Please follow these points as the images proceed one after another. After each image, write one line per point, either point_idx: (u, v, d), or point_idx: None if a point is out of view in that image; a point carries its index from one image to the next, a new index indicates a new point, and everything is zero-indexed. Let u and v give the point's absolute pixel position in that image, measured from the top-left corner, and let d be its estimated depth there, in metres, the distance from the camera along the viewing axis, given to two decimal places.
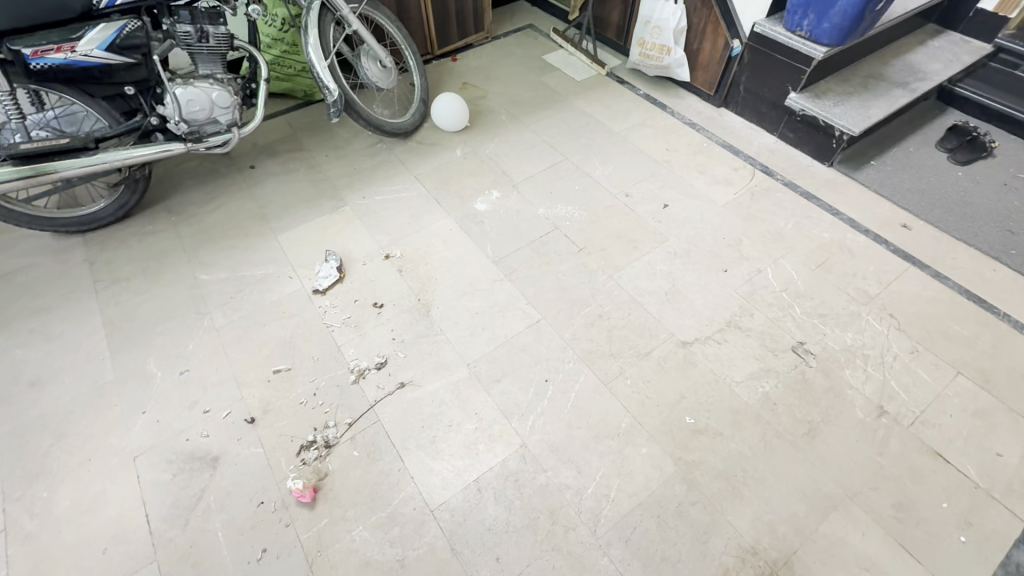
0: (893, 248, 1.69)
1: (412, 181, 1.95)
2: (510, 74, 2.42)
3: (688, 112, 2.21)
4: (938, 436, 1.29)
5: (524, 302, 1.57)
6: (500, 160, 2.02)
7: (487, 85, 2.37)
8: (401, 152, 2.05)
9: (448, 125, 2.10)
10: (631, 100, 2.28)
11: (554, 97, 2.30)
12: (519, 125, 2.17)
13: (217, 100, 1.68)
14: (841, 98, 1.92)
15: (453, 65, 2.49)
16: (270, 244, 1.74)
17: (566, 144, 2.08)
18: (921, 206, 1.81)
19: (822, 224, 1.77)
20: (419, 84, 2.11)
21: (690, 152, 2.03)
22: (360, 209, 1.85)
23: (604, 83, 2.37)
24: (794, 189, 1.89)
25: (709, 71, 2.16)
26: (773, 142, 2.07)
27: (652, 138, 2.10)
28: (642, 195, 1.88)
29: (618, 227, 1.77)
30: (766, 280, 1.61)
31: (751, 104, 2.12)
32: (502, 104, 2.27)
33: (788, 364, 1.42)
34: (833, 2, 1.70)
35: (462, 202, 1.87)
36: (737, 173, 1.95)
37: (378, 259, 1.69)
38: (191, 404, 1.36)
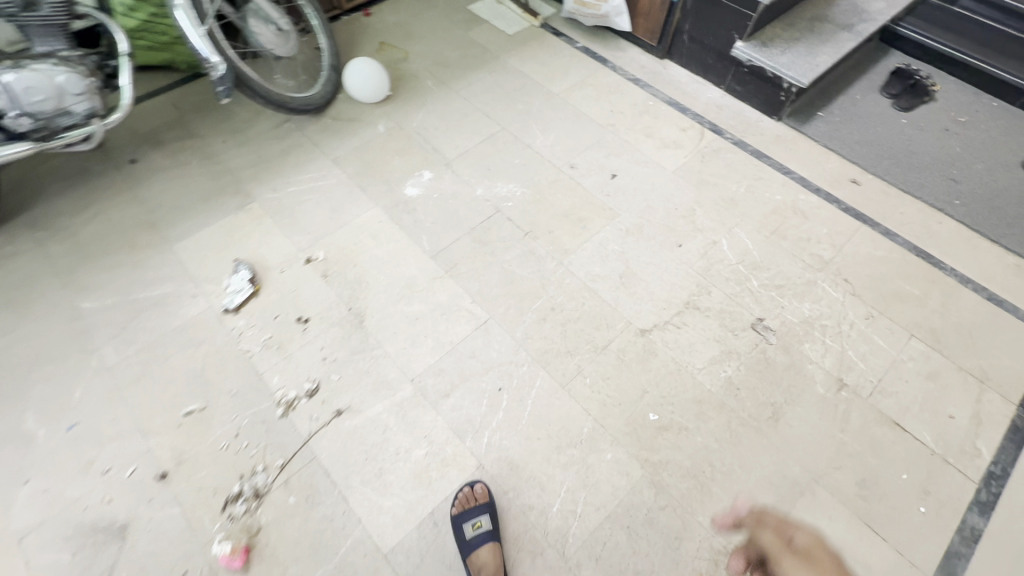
0: (844, 207, 1.65)
1: (330, 167, 1.70)
2: (434, 31, 2.15)
3: (630, 67, 2.04)
4: (896, 405, 1.28)
5: (468, 301, 1.42)
6: (430, 135, 1.80)
7: (408, 45, 2.09)
8: (314, 133, 1.79)
9: (366, 96, 1.84)
10: (569, 54, 2.07)
11: (485, 56, 2.07)
12: (446, 92, 1.94)
13: (67, 86, 1.34)
14: (788, 45, 1.79)
15: (366, 22, 2.17)
16: (166, 257, 1.48)
17: (502, 112, 1.88)
18: (869, 159, 1.76)
19: (774, 186, 1.69)
20: (326, 48, 1.81)
21: (636, 113, 1.88)
22: (272, 205, 1.61)
23: (538, 36, 2.14)
24: (744, 148, 1.79)
25: (650, 19, 1.98)
26: (720, 96, 1.94)
27: (594, 98, 1.93)
28: (588, 165, 1.72)
29: (565, 205, 1.62)
30: (721, 253, 1.53)
31: (696, 55, 1.97)
32: (427, 67, 2.01)
33: (748, 343, 1.37)
34: None
35: (389, 188, 1.65)
36: (685, 134, 1.82)
37: (298, 265, 1.47)
38: (85, 465, 1.15)
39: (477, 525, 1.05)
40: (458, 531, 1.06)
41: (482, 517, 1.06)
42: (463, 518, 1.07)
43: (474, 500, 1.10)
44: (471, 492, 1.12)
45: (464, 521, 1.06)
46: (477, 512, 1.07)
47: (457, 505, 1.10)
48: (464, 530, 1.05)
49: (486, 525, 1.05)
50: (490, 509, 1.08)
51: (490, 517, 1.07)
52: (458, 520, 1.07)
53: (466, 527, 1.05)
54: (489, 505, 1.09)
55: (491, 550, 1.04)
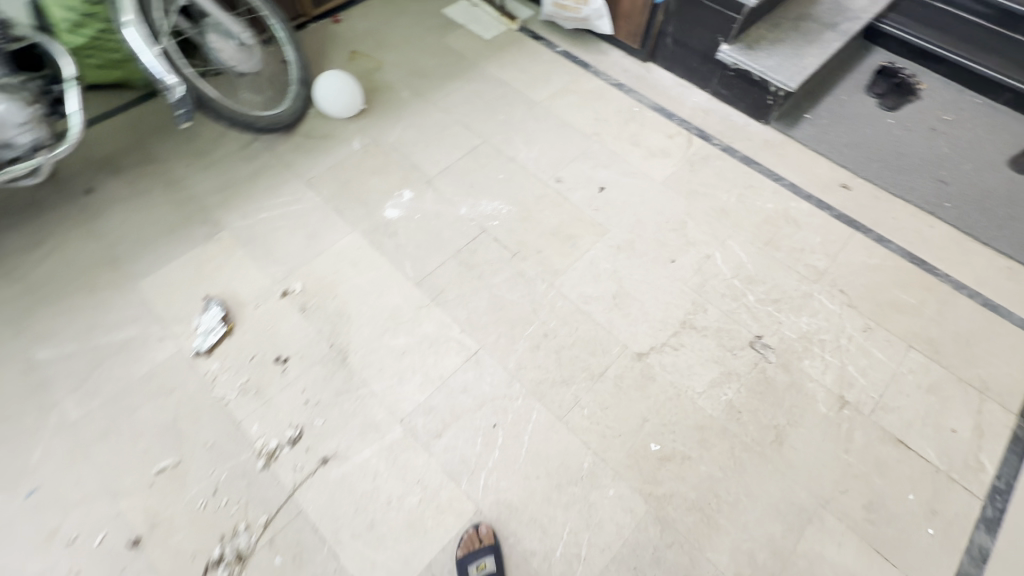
0: (836, 213, 1.62)
1: (304, 190, 1.61)
2: (408, 39, 2.06)
3: (613, 71, 1.98)
4: (898, 421, 1.26)
5: (457, 331, 1.35)
6: (408, 150, 1.72)
7: (381, 54, 2.00)
8: (285, 153, 1.69)
9: (339, 112, 1.74)
10: (549, 59, 2.00)
11: (463, 64, 1.99)
12: (424, 104, 1.86)
13: (7, 116, 1.23)
14: (774, 47, 1.74)
15: (336, 30, 2.07)
16: (130, 296, 1.38)
17: (482, 124, 1.80)
18: (858, 162, 1.74)
19: (765, 194, 1.65)
20: (293, 61, 1.70)
21: (621, 120, 1.82)
22: (242, 233, 1.51)
23: (517, 40, 2.06)
24: (733, 154, 1.75)
25: (632, 21, 1.91)
26: (706, 100, 1.89)
27: (578, 106, 1.86)
28: (575, 179, 1.66)
29: (554, 222, 1.56)
30: (715, 267, 1.49)
31: (680, 57, 1.91)
32: (402, 78, 1.92)
33: (747, 363, 1.33)
34: None
35: (367, 211, 1.57)
36: (672, 142, 1.77)
37: (273, 299, 1.39)
38: (49, 535, 1.06)
39: (482, 566, 1.02)
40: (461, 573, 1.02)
41: (486, 558, 1.03)
42: (467, 559, 1.03)
43: (479, 541, 1.07)
44: (475, 533, 1.08)
45: (469, 563, 1.02)
46: (482, 554, 1.04)
47: (461, 547, 1.06)
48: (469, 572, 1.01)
49: (490, 567, 1.02)
50: (496, 551, 1.05)
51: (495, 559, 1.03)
52: (461, 562, 1.03)
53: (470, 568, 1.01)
54: (494, 546, 1.05)
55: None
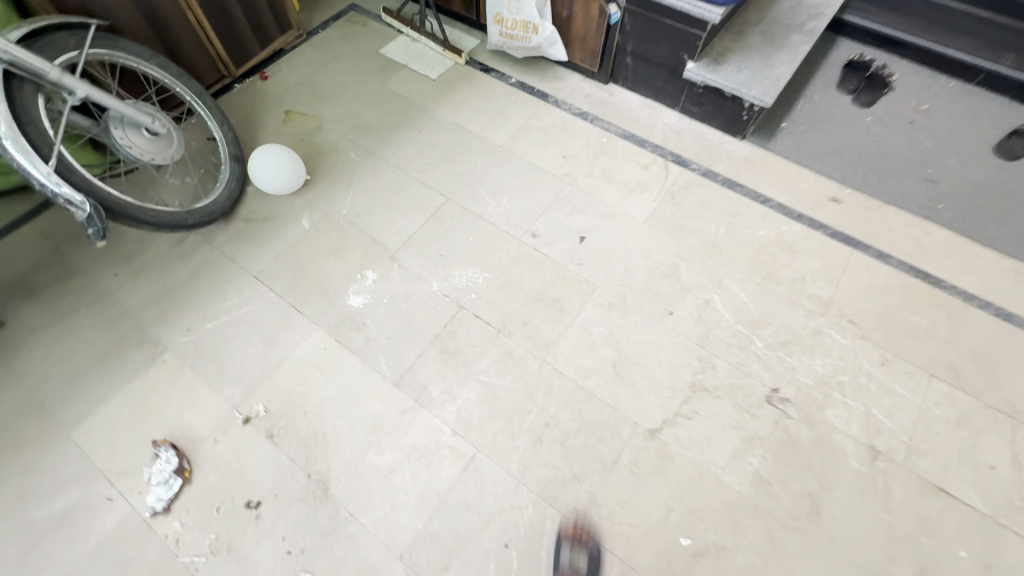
0: (830, 232, 1.52)
1: (252, 287, 1.43)
2: (346, 88, 1.87)
3: (574, 98, 1.84)
4: (933, 465, 1.17)
5: (448, 434, 1.21)
6: (365, 221, 1.55)
7: (320, 110, 1.81)
8: (225, 244, 1.50)
9: (280, 187, 1.55)
10: (503, 94, 1.85)
11: (410, 110, 1.81)
12: (374, 163, 1.68)
13: None
14: (742, 59, 1.63)
15: (265, 88, 1.87)
16: (65, 450, 1.19)
17: (442, 178, 1.64)
18: (843, 170, 1.65)
19: (754, 220, 1.55)
20: (220, 138, 1.54)
21: (591, 154, 1.69)
22: (188, 351, 1.33)
23: (466, 76, 1.90)
24: (714, 179, 1.63)
25: (587, 44, 1.77)
26: (676, 119, 1.77)
27: (542, 144, 1.71)
28: (552, 231, 1.52)
29: (536, 286, 1.42)
30: (716, 313, 1.38)
31: (643, 77, 1.78)
32: (347, 135, 1.74)
33: (768, 423, 1.22)
34: None
35: (329, 302, 1.40)
36: (649, 173, 1.64)
37: (234, 429, 1.22)
38: None
39: (573, 558, 1.06)
40: (552, 553, 1.07)
41: (580, 552, 1.06)
42: (564, 542, 1.08)
43: (586, 536, 1.09)
44: (583, 528, 1.10)
45: (563, 549, 1.07)
46: (583, 548, 1.07)
47: (566, 527, 1.10)
48: (560, 556, 1.06)
49: (580, 567, 1.04)
50: (595, 551, 1.07)
51: (589, 559, 1.06)
52: (561, 541, 1.08)
53: (562, 554, 1.06)
54: (592, 544, 1.07)
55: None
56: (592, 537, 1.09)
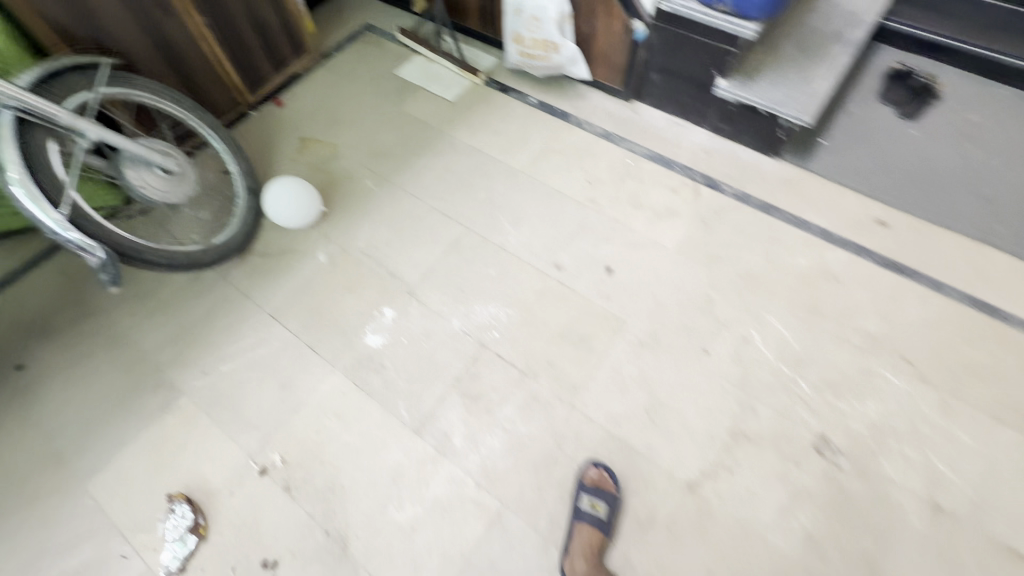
0: (878, 259, 1.42)
1: (268, 326, 1.38)
2: (362, 112, 1.82)
3: (597, 117, 1.76)
4: (1005, 525, 1.07)
5: (472, 487, 1.15)
6: (382, 254, 1.49)
7: (335, 135, 1.76)
8: (241, 281, 1.46)
9: (296, 221, 1.50)
10: (523, 115, 1.78)
11: (427, 134, 1.75)
12: (391, 191, 1.63)
13: None
14: (777, 74, 1.53)
15: (280, 115, 1.83)
16: (81, 502, 1.16)
17: (461, 206, 1.57)
18: (889, 189, 1.54)
19: (794, 247, 1.45)
20: (235, 170, 1.50)
21: (617, 178, 1.61)
22: (203, 396, 1.29)
23: (483, 96, 1.84)
24: (748, 202, 1.54)
25: (610, 63, 1.71)
26: (706, 138, 1.68)
27: (565, 168, 1.64)
28: (577, 262, 1.45)
29: (562, 323, 1.35)
30: (756, 351, 1.28)
31: (669, 94, 1.69)
32: (362, 162, 1.69)
33: (817, 475, 1.13)
34: None
35: (346, 342, 1.35)
36: (678, 197, 1.56)
37: (250, 480, 1.17)
38: None
39: (594, 505, 1.08)
40: (574, 499, 1.09)
41: (601, 501, 1.08)
42: (585, 489, 1.10)
43: (607, 486, 1.11)
44: (603, 478, 1.12)
45: (585, 496, 1.09)
46: (603, 497, 1.09)
47: (589, 476, 1.13)
48: (581, 502, 1.08)
49: (600, 515, 1.07)
50: (615, 502, 1.09)
51: (609, 508, 1.08)
52: (582, 488, 1.10)
53: (583, 500, 1.08)
54: (613, 495, 1.09)
55: (584, 531, 1.05)
56: (612, 486, 1.11)
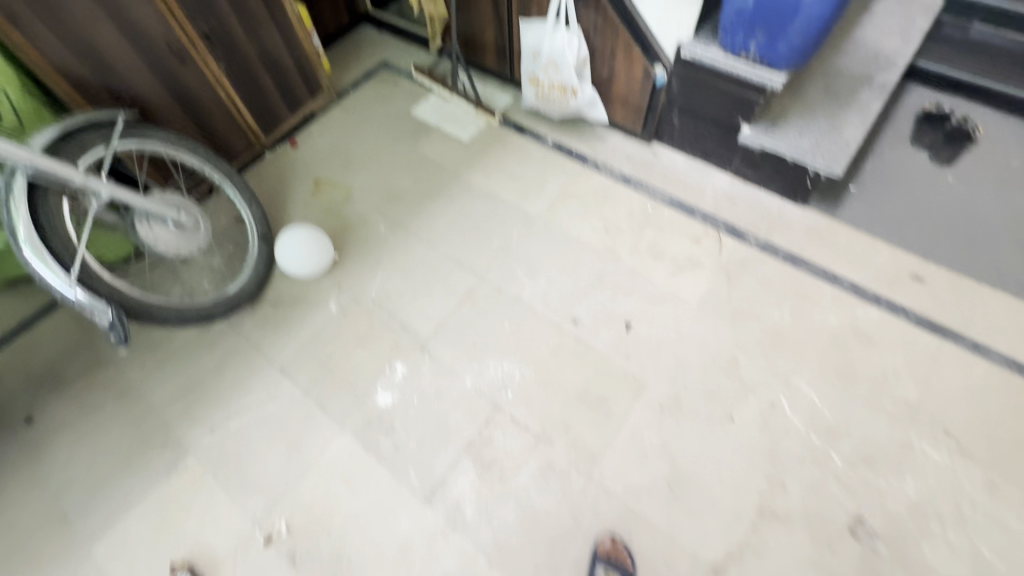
0: (913, 318, 1.34)
1: (278, 381, 1.36)
2: (377, 154, 1.81)
3: (615, 160, 1.71)
4: None
5: (484, 564, 1.10)
6: (395, 305, 1.46)
7: (349, 178, 1.75)
8: (251, 331, 1.44)
9: (307, 271, 1.48)
10: (540, 157, 1.75)
11: (442, 177, 1.72)
12: (405, 237, 1.60)
13: None
14: (805, 121, 1.47)
15: (295, 156, 1.82)
16: (84, 568, 1.14)
17: (476, 254, 1.54)
18: (926, 241, 1.46)
19: (822, 303, 1.38)
20: (249, 218, 1.48)
21: (636, 226, 1.56)
22: (210, 455, 1.26)
23: (499, 137, 1.81)
24: (774, 253, 1.48)
25: (629, 105, 1.66)
26: (729, 183, 1.62)
27: (582, 214, 1.60)
28: (595, 316, 1.40)
29: (579, 383, 1.30)
30: (784, 419, 1.22)
31: (691, 137, 1.64)
32: (376, 206, 1.67)
33: (852, 562, 1.06)
34: (792, 17, 1.19)
35: (356, 400, 1.31)
36: (700, 247, 1.50)
37: (256, 549, 1.14)
38: None
39: None
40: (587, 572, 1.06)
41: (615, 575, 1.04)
42: (599, 561, 1.06)
43: (621, 557, 1.07)
44: (617, 548, 1.08)
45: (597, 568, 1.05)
46: (617, 569, 1.05)
47: (603, 546, 1.08)
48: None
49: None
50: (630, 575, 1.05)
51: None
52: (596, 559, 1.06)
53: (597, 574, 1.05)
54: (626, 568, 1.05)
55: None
56: (627, 557, 1.07)
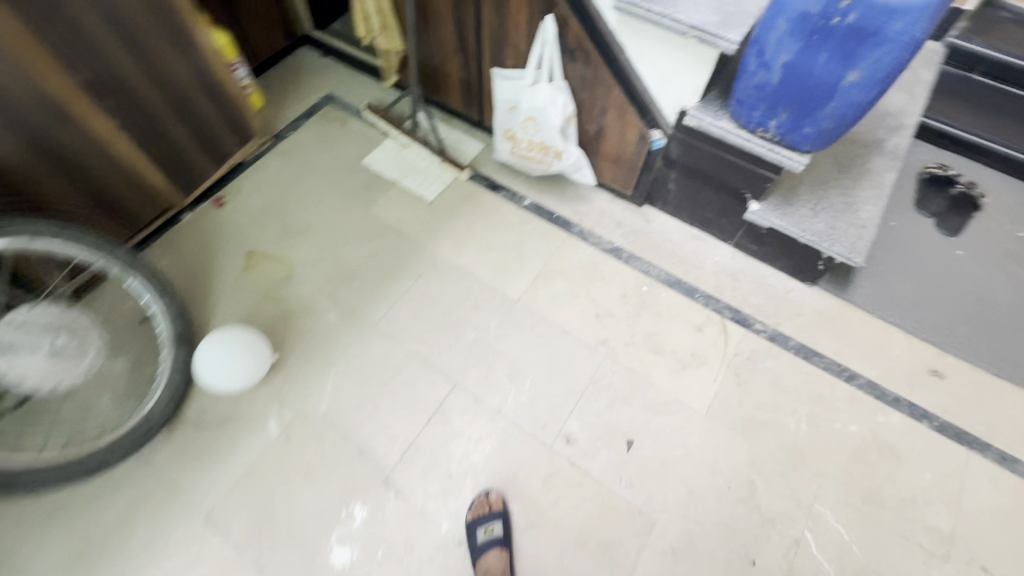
0: (936, 423, 1.22)
1: (204, 536, 1.08)
2: (323, 217, 1.52)
3: (603, 227, 1.50)
4: None
5: None
6: (351, 423, 1.21)
7: (289, 250, 1.45)
8: (167, 467, 1.15)
9: (237, 385, 1.18)
10: (517, 222, 1.51)
11: (402, 248, 1.46)
12: (360, 329, 1.33)
13: None
14: (816, 197, 1.31)
15: (221, 219, 1.51)
16: None
17: (448, 351, 1.30)
18: (941, 329, 1.34)
19: (841, 408, 1.24)
20: (159, 312, 1.19)
21: (631, 312, 1.36)
22: None
23: (470, 196, 1.56)
24: (784, 345, 1.32)
25: (619, 167, 1.45)
26: (729, 257, 1.45)
27: (570, 297, 1.38)
28: (591, 433, 1.20)
29: (578, 524, 1.10)
30: (811, 561, 1.07)
31: (688, 204, 1.45)
32: (324, 287, 1.39)
33: None
34: (823, 100, 0.98)
35: (307, 558, 1.06)
36: (703, 338, 1.33)
37: None
38: None
39: None
40: (471, 537, 1.05)
41: (495, 523, 1.07)
42: (476, 522, 1.07)
43: (490, 505, 1.09)
44: (484, 497, 1.11)
45: (479, 525, 1.06)
46: (493, 517, 1.07)
47: None
48: (477, 534, 1.05)
49: (501, 531, 1.06)
50: (507, 516, 1.09)
51: (504, 522, 1.08)
52: None
53: (481, 532, 1.05)
54: (505, 515, 1.09)
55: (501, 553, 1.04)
56: (496, 500, 1.10)
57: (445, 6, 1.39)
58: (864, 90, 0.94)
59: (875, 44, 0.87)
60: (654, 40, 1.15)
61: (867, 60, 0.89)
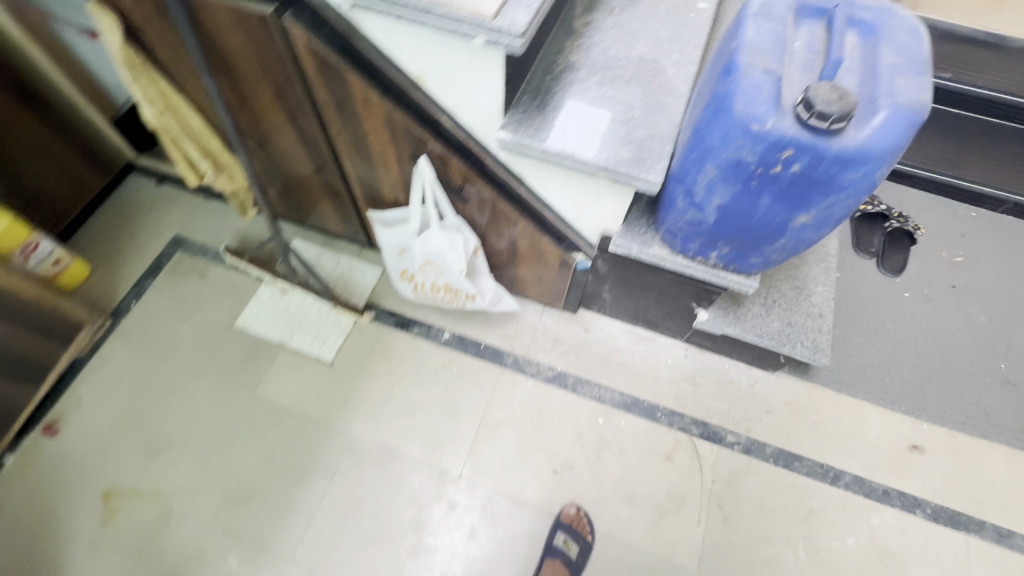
0: (930, 511, 1.14)
1: None
2: (198, 417, 1.20)
3: (540, 349, 1.30)
4: None
5: None
6: None
7: (159, 478, 1.14)
8: None
9: None
10: (440, 365, 1.27)
11: (307, 437, 1.19)
12: (272, 568, 1.06)
13: None
14: (766, 288, 1.17)
15: (60, 454, 1.16)
16: None
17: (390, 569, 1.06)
18: (911, 393, 1.26)
19: (834, 518, 1.13)
20: None
21: (592, 454, 1.18)
22: None
23: (377, 343, 1.30)
24: (762, 454, 1.19)
25: (544, 283, 1.24)
26: (683, 357, 1.29)
27: (520, 452, 1.18)
28: None
29: None
30: None
31: (629, 308, 1.27)
32: (216, 519, 1.10)
33: None
34: (771, 237, 0.82)
35: None
36: (677, 468, 1.17)
37: None
38: None
39: (567, 543, 1.06)
40: (548, 535, 1.08)
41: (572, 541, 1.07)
42: (561, 528, 1.08)
43: (584, 529, 1.09)
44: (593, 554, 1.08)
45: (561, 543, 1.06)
46: (577, 539, 1.07)
47: (568, 517, 1.10)
48: (569, 550, 1.05)
49: (572, 555, 1.05)
50: (587, 547, 1.07)
51: (581, 552, 1.06)
52: (557, 526, 1.09)
53: (557, 538, 1.07)
54: None
55: (552, 568, 1.03)
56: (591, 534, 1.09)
57: (290, 140, 1.10)
58: (816, 228, 0.78)
59: (826, 191, 0.70)
60: (557, 172, 0.93)
61: (818, 205, 0.73)
